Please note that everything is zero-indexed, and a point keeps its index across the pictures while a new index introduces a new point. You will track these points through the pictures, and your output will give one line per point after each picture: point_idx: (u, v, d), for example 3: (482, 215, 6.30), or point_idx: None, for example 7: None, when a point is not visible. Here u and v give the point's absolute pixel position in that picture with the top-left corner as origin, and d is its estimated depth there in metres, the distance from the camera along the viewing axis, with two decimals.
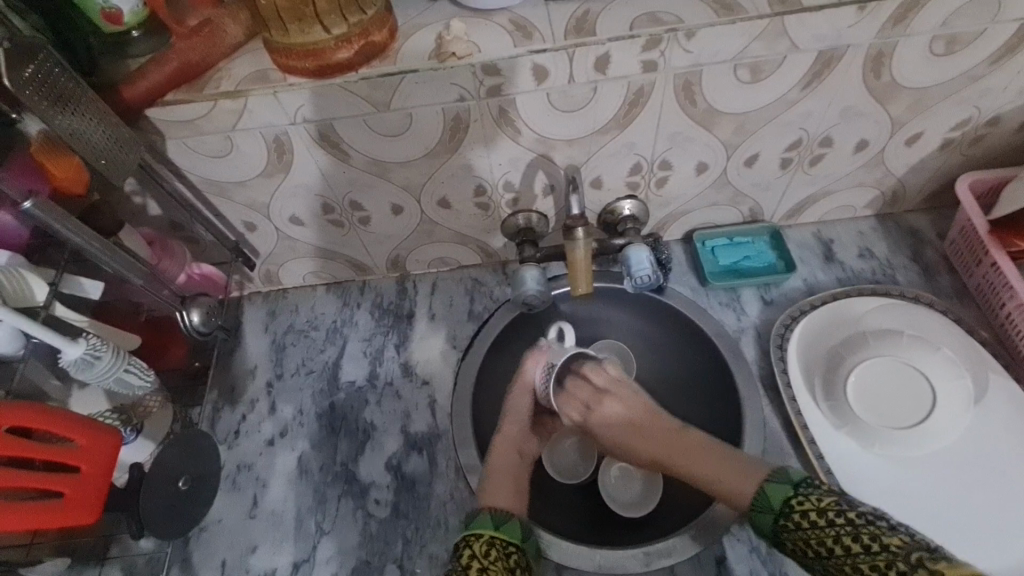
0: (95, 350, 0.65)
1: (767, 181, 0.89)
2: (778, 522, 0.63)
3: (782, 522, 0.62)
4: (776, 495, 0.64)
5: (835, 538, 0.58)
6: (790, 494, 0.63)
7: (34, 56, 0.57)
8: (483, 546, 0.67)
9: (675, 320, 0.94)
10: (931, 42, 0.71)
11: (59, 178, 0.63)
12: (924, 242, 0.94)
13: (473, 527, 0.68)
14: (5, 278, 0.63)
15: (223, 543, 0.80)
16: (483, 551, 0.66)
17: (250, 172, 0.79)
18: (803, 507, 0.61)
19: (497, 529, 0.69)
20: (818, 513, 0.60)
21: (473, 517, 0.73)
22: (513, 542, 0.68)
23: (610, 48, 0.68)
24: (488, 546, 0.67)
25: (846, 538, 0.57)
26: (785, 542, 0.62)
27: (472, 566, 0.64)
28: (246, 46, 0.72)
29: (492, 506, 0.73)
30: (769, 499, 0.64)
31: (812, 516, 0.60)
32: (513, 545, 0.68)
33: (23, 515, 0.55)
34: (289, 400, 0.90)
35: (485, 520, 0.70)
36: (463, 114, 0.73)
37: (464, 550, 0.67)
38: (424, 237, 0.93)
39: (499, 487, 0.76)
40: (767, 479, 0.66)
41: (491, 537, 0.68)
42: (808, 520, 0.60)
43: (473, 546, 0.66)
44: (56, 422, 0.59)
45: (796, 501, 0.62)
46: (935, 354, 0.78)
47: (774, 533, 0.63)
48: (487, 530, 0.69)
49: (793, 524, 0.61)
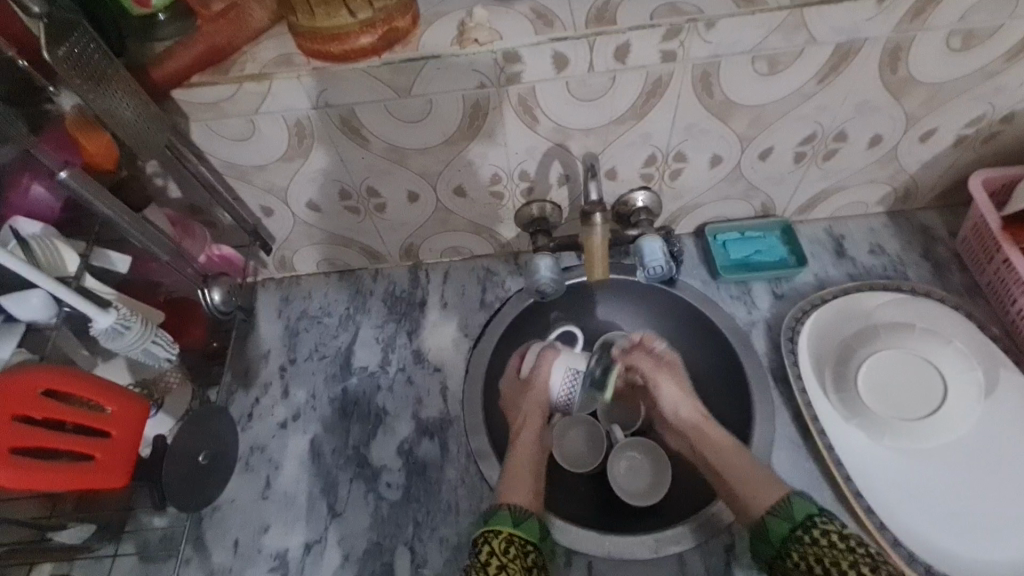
0: (125, 320, 0.65)
1: (781, 175, 0.89)
2: (795, 533, 0.66)
3: (799, 534, 0.66)
4: (801, 509, 0.68)
5: (851, 563, 0.62)
6: (814, 511, 0.67)
7: (67, 34, 0.57)
8: (502, 543, 0.68)
9: (686, 312, 0.94)
10: (949, 38, 0.72)
11: (90, 152, 0.67)
12: (935, 240, 0.95)
13: (492, 523, 0.69)
14: (39, 246, 0.64)
15: (237, 521, 0.81)
16: (501, 548, 0.67)
17: (272, 156, 0.80)
18: (826, 528, 0.65)
19: (516, 527, 0.70)
20: (840, 536, 0.64)
21: (490, 513, 0.73)
22: (531, 541, 0.70)
23: (630, 38, 0.69)
24: (507, 543, 0.68)
25: (863, 566, 0.62)
26: (792, 553, 0.66)
27: (491, 564, 0.66)
28: (271, 31, 0.73)
29: (508, 500, 0.72)
30: (793, 512, 0.68)
31: (834, 537, 0.64)
32: (531, 545, 0.69)
33: (58, 474, 0.56)
34: (301, 384, 0.91)
35: (505, 516, 0.71)
36: (483, 101, 0.74)
37: (482, 547, 0.68)
38: (439, 226, 0.94)
39: (517, 480, 0.76)
40: (793, 492, 0.70)
41: (510, 535, 0.69)
42: (828, 540, 0.64)
43: (492, 543, 0.68)
44: (87, 388, 0.61)
45: (819, 520, 0.66)
46: (946, 347, 0.78)
47: (783, 541, 0.67)
48: (506, 526, 0.69)
49: (809, 539, 0.65)
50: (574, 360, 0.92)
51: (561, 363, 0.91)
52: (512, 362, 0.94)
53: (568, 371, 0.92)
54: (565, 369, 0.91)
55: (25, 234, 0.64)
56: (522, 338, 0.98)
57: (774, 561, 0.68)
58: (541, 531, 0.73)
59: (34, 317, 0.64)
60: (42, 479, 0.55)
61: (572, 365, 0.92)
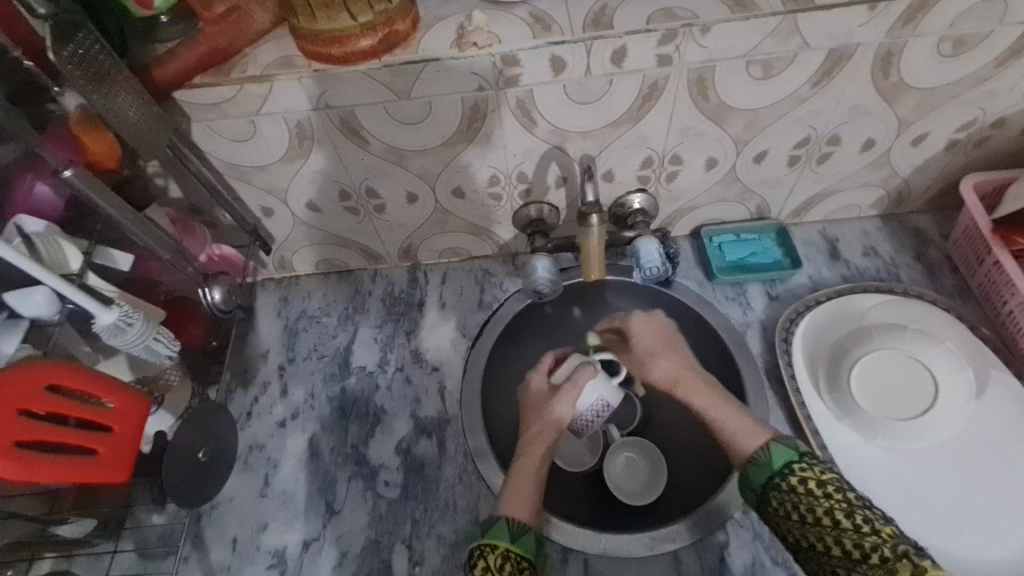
0: (127, 316, 0.66)
1: (776, 178, 0.91)
2: (773, 480, 0.66)
3: (777, 481, 0.66)
4: (779, 456, 0.67)
5: (826, 510, 0.61)
6: (793, 458, 0.66)
7: (73, 36, 0.59)
8: (498, 560, 0.66)
9: (680, 313, 0.95)
10: (939, 43, 0.73)
11: (93, 153, 0.67)
12: (928, 242, 0.96)
13: (489, 538, 0.68)
14: (43, 244, 0.65)
15: (235, 518, 0.81)
16: (497, 564, 0.66)
17: (272, 157, 0.81)
18: (804, 475, 0.64)
19: (514, 541, 0.69)
20: (817, 483, 0.63)
21: (489, 523, 0.72)
22: (527, 556, 0.69)
23: (627, 42, 0.70)
24: (503, 559, 0.67)
25: (838, 513, 0.61)
26: (771, 499, 0.65)
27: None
28: (273, 33, 0.74)
29: (508, 512, 0.71)
30: (772, 459, 0.67)
31: (811, 484, 0.63)
32: (526, 560, 0.68)
33: (62, 467, 0.57)
34: (300, 383, 0.92)
35: (502, 529, 0.70)
36: (482, 103, 0.75)
37: (477, 561, 0.67)
38: (437, 227, 0.95)
39: (517, 492, 0.74)
40: (772, 439, 0.69)
41: (507, 550, 0.68)
42: (805, 487, 0.63)
43: (488, 558, 0.67)
44: (90, 382, 0.62)
45: (797, 466, 0.65)
46: (938, 347, 0.79)
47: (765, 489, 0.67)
48: (503, 542, 0.68)
49: (787, 486, 0.65)
50: (607, 391, 0.84)
51: (594, 388, 0.82)
52: (545, 365, 0.89)
53: (597, 399, 0.83)
54: (595, 397, 0.83)
55: (30, 232, 0.65)
56: (519, 339, 0.98)
57: (759, 508, 0.67)
58: (536, 545, 0.72)
59: (37, 313, 0.65)
60: (46, 473, 0.56)
61: (604, 394, 0.84)
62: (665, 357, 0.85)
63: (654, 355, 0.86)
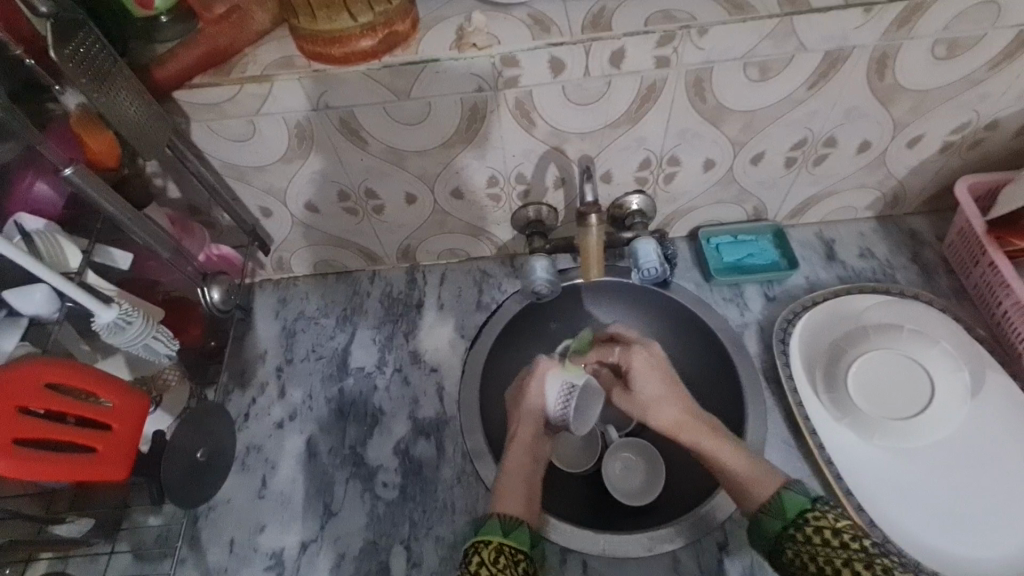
0: (127, 315, 0.66)
1: (772, 179, 0.91)
2: (788, 531, 0.67)
3: (792, 532, 0.66)
4: (793, 504, 0.68)
5: (844, 562, 0.63)
6: (806, 507, 0.67)
7: (74, 35, 0.59)
8: (491, 554, 0.67)
9: (678, 314, 0.96)
10: (933, 46, 0.74)
11: (94, 152, 0.68)
12: (923, 244, 0.97)
13: (482, 534, 0.69)
14: (41, 241, 0.65)
15: (233, 520, 0.81)
16: (491, 558, 0.66)
17: (270, 157, 0.81)
18: (820, 524, 0.65)
19: (507, 535, 0.69)
20: (833, 532, 0.64)
21: (482, 523, 0.72)
22: (522, 549, 0.68)
23: (625, 43, 0.70)
24: (497, 553, 0.67)
25: (857, 564, 0.63)
26: (786, 550, 0.67)
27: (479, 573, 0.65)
28: (273, 34, 0.75)
29: (500, 510, 0.72)
30: (786, 508, 0.68)
31: (827, 534, 0.64)
32: (522, 553, 0.68)
33: (60, 465, 0.57)
34: (299, 384, 0.92)
35: (495, 525, 0.70)
36: (481, 104, 0.76)
37: (472, 557, 0.67)
38: (436, 228, 0.95)
39: (511, 492, 0.75)
40: (784, 487, 0.69)
41: (500, 544, 0.68)
42: (821, 538, 0.65)
43: (482, 553, 0.67)
44: (91, 381, 0.62)
45: (812, 516, 0.66)
46: (934, 348, 0.81)
47: (777, 536, 0.68)
48: (496, 536, 0.69)
49: (803, 537, 0.66)
50: (568, 377, 0.88)
51: (554, 379, 0.87)
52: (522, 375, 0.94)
53: (563, 385, 0.87)
54: (558, 386, 0.87)
55: (30, 230, 0.65)
56: (517, 341, 0.99)
57: (771, 553, 0.68)
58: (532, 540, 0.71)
59: (38, 311, 0.65)
60: (44, 471, 0.56)
61: (567, 379, 0.88)
62: (671, 404, 0.85)
63: (658, 401, 0.86)
